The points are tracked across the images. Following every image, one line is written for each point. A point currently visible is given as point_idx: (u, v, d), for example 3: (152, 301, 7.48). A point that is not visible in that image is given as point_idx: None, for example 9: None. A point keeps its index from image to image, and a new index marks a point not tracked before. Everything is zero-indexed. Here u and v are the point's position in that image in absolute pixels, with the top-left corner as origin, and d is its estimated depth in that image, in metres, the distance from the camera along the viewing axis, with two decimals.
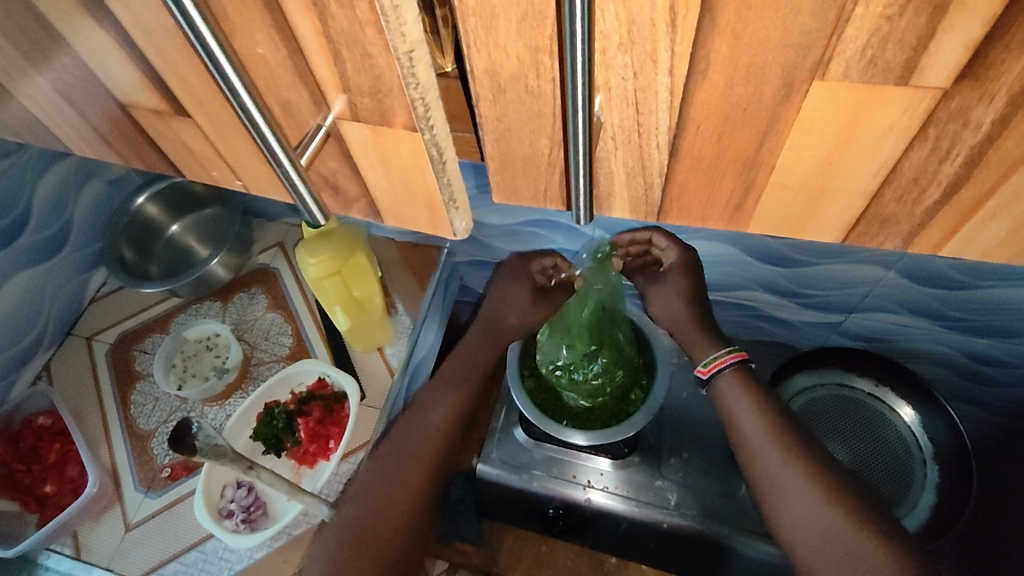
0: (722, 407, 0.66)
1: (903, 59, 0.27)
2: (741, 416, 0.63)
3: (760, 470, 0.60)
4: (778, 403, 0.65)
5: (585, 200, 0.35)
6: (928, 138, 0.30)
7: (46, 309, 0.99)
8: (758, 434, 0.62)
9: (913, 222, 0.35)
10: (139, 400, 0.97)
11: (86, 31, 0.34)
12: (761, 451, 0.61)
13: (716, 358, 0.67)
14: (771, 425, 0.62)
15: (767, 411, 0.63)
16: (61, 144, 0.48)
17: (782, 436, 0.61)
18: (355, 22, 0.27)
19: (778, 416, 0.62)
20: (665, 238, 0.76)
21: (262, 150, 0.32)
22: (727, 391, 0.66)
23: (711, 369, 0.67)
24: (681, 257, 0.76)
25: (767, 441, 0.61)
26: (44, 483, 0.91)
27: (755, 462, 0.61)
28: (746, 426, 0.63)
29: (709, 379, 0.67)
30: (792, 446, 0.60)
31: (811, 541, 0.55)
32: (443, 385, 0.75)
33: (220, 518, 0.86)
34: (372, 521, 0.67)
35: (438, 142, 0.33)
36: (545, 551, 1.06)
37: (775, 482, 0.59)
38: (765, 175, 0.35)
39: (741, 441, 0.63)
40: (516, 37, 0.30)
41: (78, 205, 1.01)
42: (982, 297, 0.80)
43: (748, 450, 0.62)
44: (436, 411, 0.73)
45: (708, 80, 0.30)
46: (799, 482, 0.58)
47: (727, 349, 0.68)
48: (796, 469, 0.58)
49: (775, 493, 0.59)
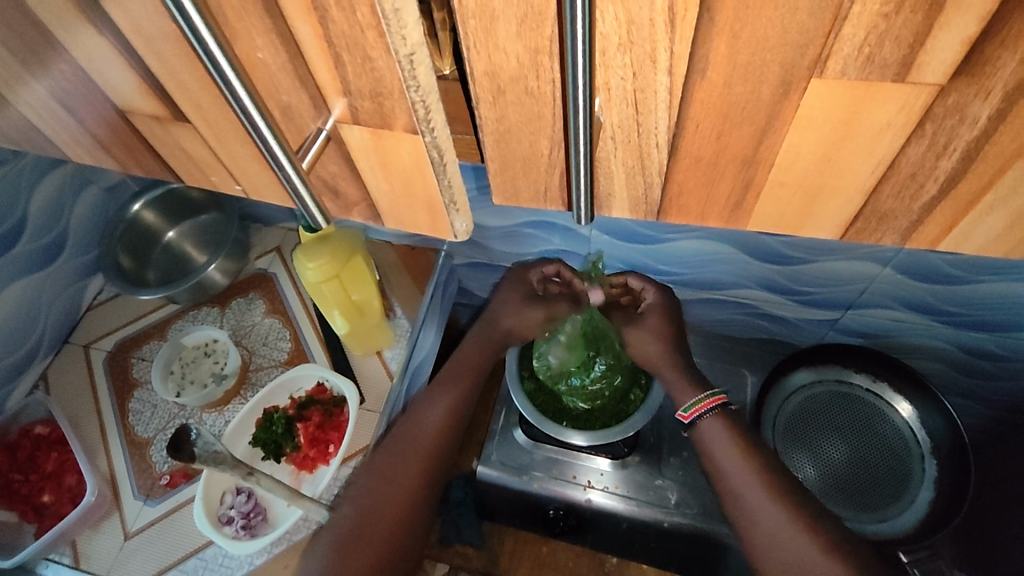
0: (703, 446, 0.68)
1: (900, 55, 0.27)
2: (720, 452, 0.66)
3: (739, 498, 0.64)
4: (753, 434, 0.68)
5: (585, 198, 0.35)
6: (925, 135, 0.31)
7: (43, 317, 0.99)
8: (737, 466, 0.65)
9: (911, 218, 0.36)
10: (137, 407, 0.97)
11: (85, 37, 0.34)
12: (738, 483, 0.64)
13: (697, 404, 0.69)
14: (748, 456, 0.65)
15: (745, 444, 0.66)
16: (59, 151, 0.48)
17: (757, 465, 0.65)
18: (356, 26, 0.28)
19: (753, 449, 0.66)
20: (641, 278, 0.79)
21: (265, 154, 0.32)
22: (710, 434, 0.68)
23: (691, 415, 0.70)
24: (659, 296, 0.77)
25: (745, 471, 0.64)
26: (42, 493, 0.91)
27: (734, 492, 0.64)
28: (723, 459, 0.66)
29: (691, 424, 0.70)
30: (766, 472, 0.64)
31: (787, 561, 0.59)
32: (443, 383, 0.75)
33: (220, 524, 0.85)
34: (370, 520, 0.67)
35: (438, 144, 0.33)
36: (546, 552, 1.06)
37: (750, 510, 0.62)
38: (763, 173, 0.35)
39: (720, 474, 0.66)
40: (516, 38, 0.30)
41: (74, 213, 1.01)
42: (979, 291, 0.80)
43: (726, 481, 0.65)
44: (434, 411, 0.73)
45: (707, 80, 0.30)
46: (771, 509, 0.62)
47: (709, 392, 0.70)
48: (770, 499, 0.62)
49: (752, 521, 0.62)
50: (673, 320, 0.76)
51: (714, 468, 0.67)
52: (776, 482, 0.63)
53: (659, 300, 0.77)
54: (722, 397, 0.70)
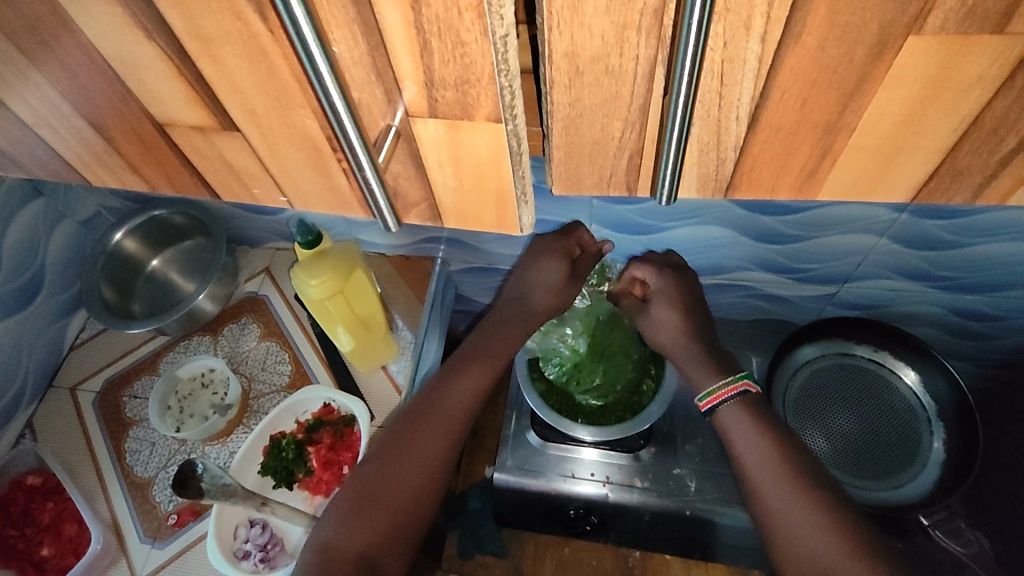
0: (724, 433, 0.63)
1: (1002, 6, 0.27)
2: (742, 442, 0.61)
3: (752, 486, 0.60)
4: (778, 421, 0.63)
5: (670, 162, 0.36)
6: (1014, 87, 0.31)
7: (25, 361, 0.93)
8: (758, 457, 0.60)
9: (986, 172, 0.36)
10: (134, 447, 0.92)
11: (131, 45, 0.32)
12: (756, 473, 0.60)
13: (716, 390, 0.64)
14: (769, 445, 0.60)
15: (769, 435, 0.61)
16: (74, 175, 0.45)
17: (780, 453, 0.60)
18: (453, 8, 0.26)
19: (779, 439, 0.61)
20: (643, 266, 0.72)
21: (350, 162, 0.34)
22: (731, 422, 0.63)
23: (713, 401, 0.64)
24: (669, 278, 0.70)
25: (763, 460, 0.60)
26: (40, 547, 0.85)
27: (750, 482, 0.60)
28: (742, 447, 0.61)
29: (711, 411, 0.64)
30: (785, 462, 0.59)
31: (796, 553, 0.56)
32: (475, 357, 0.70)
33: (236, 560, 0.80)
34: (389, 483, 0.64)
35: (519, 132, 0.33)
36: (568, 553, 1.01)
37: (766, 502, 0.58)
38: (843, 138, 0.35)
39: (737, 460, 0.61)
40: (605, 14, 0.29)
41: (49, 248, 0.96)
42: (974, 254, 0.82)
43: (745, 475, 0.60)
44: (462, 383, 0.68)
45: (801, 44, 0.30)
46: (784, 497, 0.58)
47: (728, 378, 0.65)
48: (786, 488, 0.58)
49: (765, 509, 0.59)
50: (687, 305, 0.69)
51: (732, 455, 0.62)
52: (800, 474, 0.59)
53: (669, 283, 0.70)
54: (743, 384, 0.64)
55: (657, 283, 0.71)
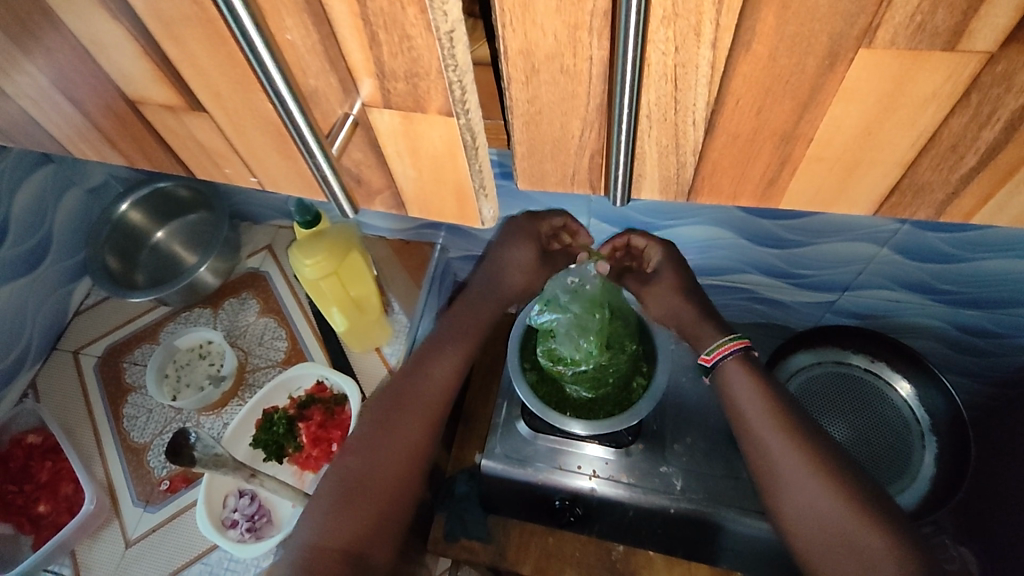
0: (726, 391, 0.66)
1: (951, 23, 0.27)
2: (744, 396, 0.64)
3: (754, 439, 0.62)
4: (786, 396, 0.65)
5: (624, 166, 0.36)
6: (969, 105, 0.30)
7: (31, 321, 0.96)
8: (758, 411, 0.63)
9: (948, 190, 0.35)
10: (132, 412, 0.94)
11: (97, 22, 0.33)
12: (760, 426, 0.63)
13: (720, 345, 0.67)
14: (777, 417, 0.62)
15: (767, 392, 0.64)
16: (57, 147, 0.46)
17: (789, 426, 0.62)
18: (396, 2, 0.27)
19: (777, 396, 0.64)
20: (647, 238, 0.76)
21: (302, 151, 0.34)
22: (733, 377, 0.66)
23: (714, 356, 0.67)
24: (666, 252, 0.75)
25: (764, 413, 0.63)
26: (37, 503, 0.87)
27: (752, 435, 0.63)
28: (758, 426, 0.63)
29: (714, 367, 0.67)
30: (799, 443, 0.61)
31: (796, 503, 0.59)
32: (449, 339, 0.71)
33: (224, 528, 0.82)
34: (373, 472, 0.65)
35: (472, 127, 0.32)
36: (552, 543, 0.97)
37: (782, 479, 0.60)
38: (801, 148, 0.35)
39: (749, 434, 0.63)
40: (555, 14, 0.29)
41: (58, 215, 0.98)
42: (975, 270, 0.81)
43: (746, 427, 0.63)
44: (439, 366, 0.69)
45: (752, 52, 0.29)
46: (785, 451, 0.61)
47: (730, 336, 0.68)
48: (787, 442, 0.61)
49: (766, 465, 0.61)
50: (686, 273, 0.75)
51: (737, 416, 0.64)
52: (799, 430, 0.62)
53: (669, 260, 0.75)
54: (745, 341, 0.67)
55: (658, 260, 0.75)
